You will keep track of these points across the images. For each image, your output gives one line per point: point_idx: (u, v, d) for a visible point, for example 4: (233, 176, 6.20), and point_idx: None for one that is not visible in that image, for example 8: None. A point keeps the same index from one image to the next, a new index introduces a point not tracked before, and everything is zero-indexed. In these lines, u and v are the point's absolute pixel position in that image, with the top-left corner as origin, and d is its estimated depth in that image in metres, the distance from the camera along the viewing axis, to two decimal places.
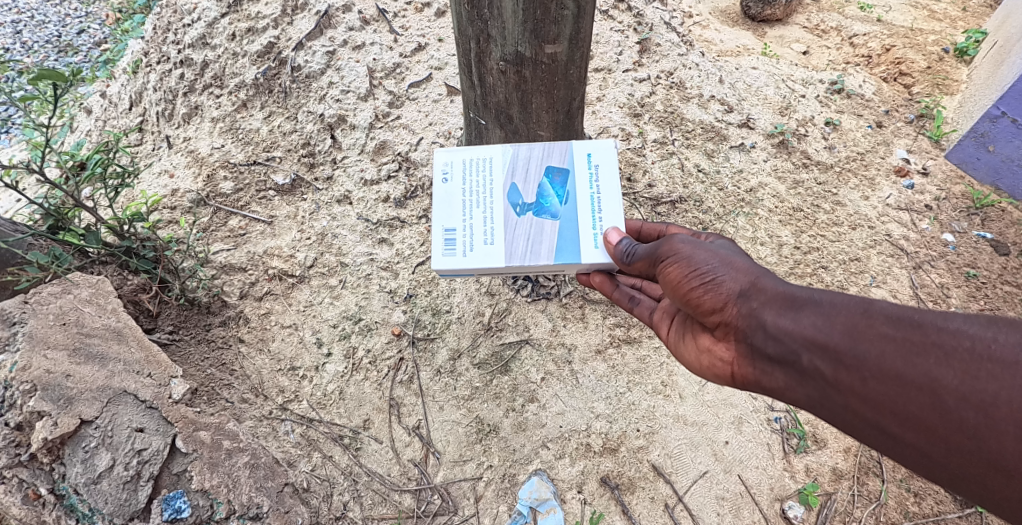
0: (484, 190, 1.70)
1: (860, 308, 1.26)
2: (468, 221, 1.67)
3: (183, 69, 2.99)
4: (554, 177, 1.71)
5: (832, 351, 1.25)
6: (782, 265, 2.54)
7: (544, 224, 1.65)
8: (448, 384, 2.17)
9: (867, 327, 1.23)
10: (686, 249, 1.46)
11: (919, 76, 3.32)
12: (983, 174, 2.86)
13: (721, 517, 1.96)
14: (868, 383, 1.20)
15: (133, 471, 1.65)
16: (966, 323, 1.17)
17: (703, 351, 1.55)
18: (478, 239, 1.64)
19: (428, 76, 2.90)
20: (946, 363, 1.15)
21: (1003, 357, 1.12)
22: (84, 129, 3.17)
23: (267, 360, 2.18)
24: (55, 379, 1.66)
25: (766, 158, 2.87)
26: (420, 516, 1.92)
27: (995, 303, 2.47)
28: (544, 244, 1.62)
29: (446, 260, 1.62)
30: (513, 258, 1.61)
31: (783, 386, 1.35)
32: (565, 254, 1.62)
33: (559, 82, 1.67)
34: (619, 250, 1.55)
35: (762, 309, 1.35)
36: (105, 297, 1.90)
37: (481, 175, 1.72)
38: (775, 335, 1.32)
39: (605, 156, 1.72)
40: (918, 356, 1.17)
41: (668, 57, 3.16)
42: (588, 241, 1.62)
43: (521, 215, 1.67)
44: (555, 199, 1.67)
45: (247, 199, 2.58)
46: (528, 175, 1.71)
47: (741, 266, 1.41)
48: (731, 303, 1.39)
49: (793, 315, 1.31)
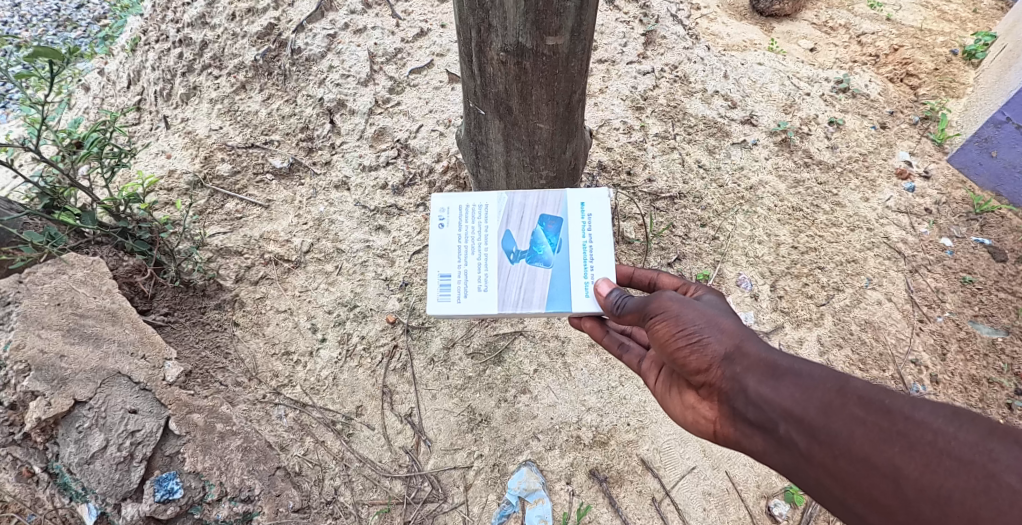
0: (479, 236, 1.72)
1: (835, 384, 1.23)
2: (463, 267, 1.68)
3: (182, 48, 2.94)
4: (548, 225, 1.72)
5: (807, 425, 1.22)
6: (779, 264, 2.54)
7: (536, 272, 1.66)
8: (441, 373, 2.18)
9: (841, 405, 1.20)
10: (675, 306, 1.43)
11: (926, 77, 3.30)
12: (984, 179, 2.86)
13: (707, 513, 1.98)
14: (838, 460, 1.18)
15: (126, 452, 1.67)
16: (933, 414, 1.14)
17: (687, 407, 1.52)
18: (472, 285, 1.66)
19: (430, 62, 2.87)
20: (909, 453, 1.12)
21: (962, 456, 1.09)
22: (82, 107, 3.14)
23: (262, 344, 2.18)
24: (50, 359, 1.67)
25: (767, 156, 2.85)
26: (409, 503, 1.94)
27: (990, 310, 2.48)
28: (536, 292, 1.64)
29: (441, 306, 1.64)
30: (507, 305, 1.64)
31: (760, 451, 1.32)
32: (556, 302, 1.64)
33: (559, 75, 1.64)
34: (610, 301, 1.56)
35: (744, 374, 1.33)
36: (100, 278, 1.90)
37: (476, 221, 1.73)
38: (755, 401, 1.30)
39: (599, 206, 1.73)
40: (883, 442, 1.14)
41: (673, 50, 3.13)
42: (579, 290, 1.64)
43: (515, 263, 1.68)
44: (548, 247, 1.69)
45: (244, 182, 2.57)
46: (522, 222, 1.73)
47: (727, 328, 1.39)
48: (715, 365, 1.37)
49: (773, 384, 1.29)
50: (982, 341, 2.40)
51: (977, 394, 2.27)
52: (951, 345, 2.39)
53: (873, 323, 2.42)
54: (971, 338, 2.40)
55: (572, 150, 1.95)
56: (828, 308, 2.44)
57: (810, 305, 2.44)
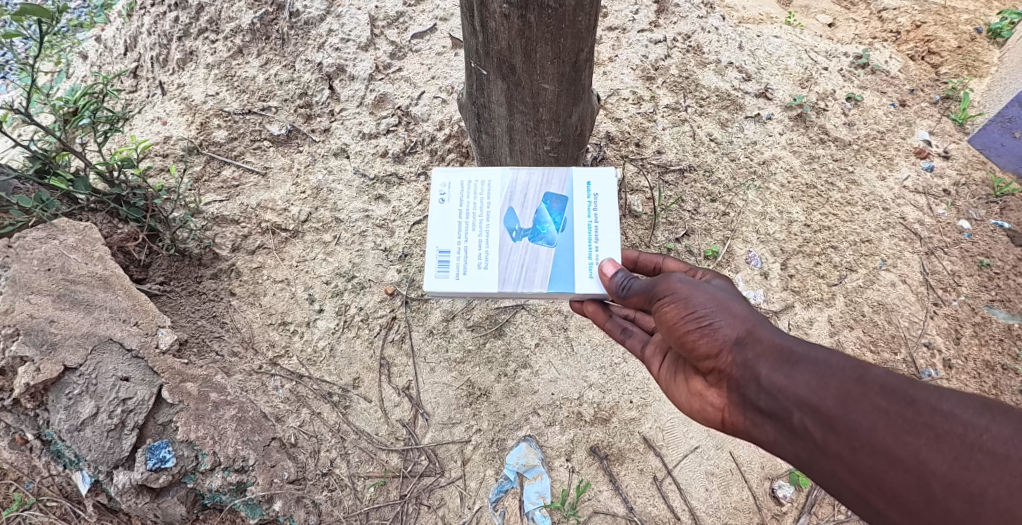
0: (480, 212, 1.65)
1: (854, 373, 1.18)
2: (463, 243, 1.62)
3: (177, 11, 2.79)
4: (553, 203, 1.65)
5: (824, 415, 1.17)
6: (790, 242, 2.46)
7: (539, 252, 1.60)
8: (440, 345, 2.13)
9: (861, 394, 1.15)
10: (683, 289, 1.37)
11: (948, 55, 3.16)
12: (1006, 161, 2.73)
13: (710, 493, 1.93)
14: (857, 453, 1.13)
15: (117, 419, 1.63)
16: (963, 405, 1.10)
17: (694, 395, 1.46)
18: (472, 262, 1.60)
19: (432, 27, 2.80)
20: (937, 447, 1.07)
21: (994, 450, 1.05)
22: (79, 76, 3.02)
23: (258, 314, 2.14)
24: (38, 323, 1.64)
25: (782, 131, 2.76)
26: (406, 476, 1.91)
27: (1007, 295, 2.38)
28: (539, 272, 1.58)
29: (438, 283, 1.58)
30: (507, 284, 1.57)
31: (772, 441, 1.27)
32: (559, 282, 1.57)
33: (566, 30, 1.56)
34: (615, 284, 1.49)
35: (757, 360, 1.27)
36: (91, 244, 1.85)
37: (478, 197, 1.67)
38: (768, 389, 1.25)
39: (606, 185, 1.66)
40: (909, 435, 1.09)
41: (687, 19, 3.01)
42: (583, 270, 1.57)
43: (517, 242, 1.62)
44: (552, 226, 1.62)
45: (241, 148, 2.51)
46: (525, 200, 1.66)
47: (739, 313, 1.33)
48: (725, 350, 1.31)
49: (788, 371, 1.23)
50: (997, 326, 2.31)
51: (990, 381, 2.20)
52: (966, 329, 2.31)
53: (886, 304, 2.34)
54: (986, 323, 2.32)
55: (577, 115, 1.87)
56: (840, 288, 2.36)
57: (821, 284, 2.37)
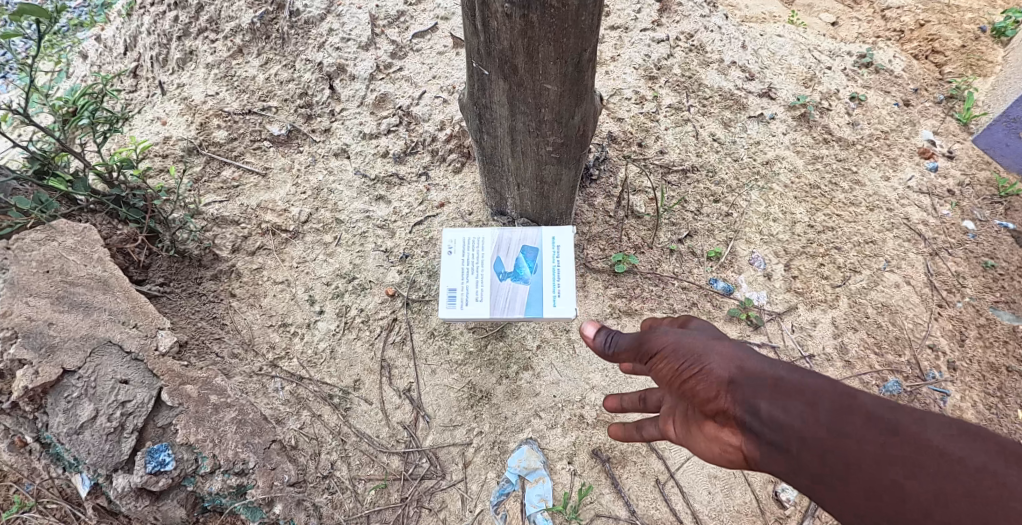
0: (476, 257, 2.01)
1: (847, 403, 1.10)
2: (465, 282, 1.98)
3: (177, 10, 2.77)
4: (529, 250, 2.01)
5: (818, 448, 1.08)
6: (793, 243, 2.44)
7: (520, 288, 1.97)
8: (441, 347, 2.12)
9: (854, 425, 1.07)
10: (669, 339, 1.38)
11: (952, 54, 3.14)
12: (1011, 161, 2.71)
13: (712, 496, 1.92)
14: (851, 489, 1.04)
15: (116, 423, 1.62)
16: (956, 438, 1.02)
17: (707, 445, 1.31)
18: (472, 296, 1.96)
19: (433, 26, 2.79)
20: (932, 480, 0.99)
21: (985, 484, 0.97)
22: (79, 75, 3.01)
23: (259, 315, 2.13)
24: (37, 326, 1.63)
25: (786, 131, 2.74)
26: (406, 479, 1.90)
27: (1012, 296, 2.37)
28: (519, 302, 1.96)
29: (447, 313, 1.95)
30: (497, 311, 1.94)
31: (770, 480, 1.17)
32: (534, 309, 1.96)
33: (568, 29, 1.54)
34: (600, 343, 1.60)
35: (752, 396, 1.19)
36: (91, 246, 1.82)
37: (473, 245, 2.02)
38: (763, 424, 1.15)
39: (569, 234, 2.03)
40: (903, 468, 1.01)
41: (689, 18, 2.99)
42: (551, 300, 1.96)
43: (502, 282, 1.98)
44: (528, 268, 1.98)
45: (241, 149, 2.50)
46: (509, 248, 2.02)
47: (728, 353, 1.28)
48: (721, 391, 1.23)
49: (785, 403, 1.14)
50: (1002, 328, 2.30)
51: (995, 383, 2.18)
52: (970, 331, 2.29)
53: (890, 306, 2.32)
54: (990, 325, 2.30)
55: (580, 115, 1.83)
56: (843, 289, 2.35)
57: (825, 286, 2.35)
